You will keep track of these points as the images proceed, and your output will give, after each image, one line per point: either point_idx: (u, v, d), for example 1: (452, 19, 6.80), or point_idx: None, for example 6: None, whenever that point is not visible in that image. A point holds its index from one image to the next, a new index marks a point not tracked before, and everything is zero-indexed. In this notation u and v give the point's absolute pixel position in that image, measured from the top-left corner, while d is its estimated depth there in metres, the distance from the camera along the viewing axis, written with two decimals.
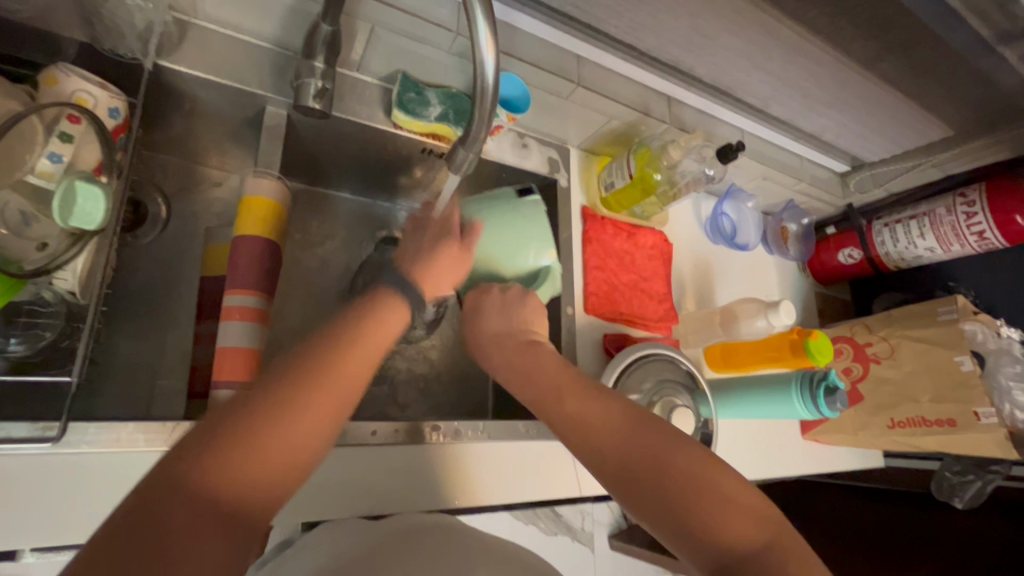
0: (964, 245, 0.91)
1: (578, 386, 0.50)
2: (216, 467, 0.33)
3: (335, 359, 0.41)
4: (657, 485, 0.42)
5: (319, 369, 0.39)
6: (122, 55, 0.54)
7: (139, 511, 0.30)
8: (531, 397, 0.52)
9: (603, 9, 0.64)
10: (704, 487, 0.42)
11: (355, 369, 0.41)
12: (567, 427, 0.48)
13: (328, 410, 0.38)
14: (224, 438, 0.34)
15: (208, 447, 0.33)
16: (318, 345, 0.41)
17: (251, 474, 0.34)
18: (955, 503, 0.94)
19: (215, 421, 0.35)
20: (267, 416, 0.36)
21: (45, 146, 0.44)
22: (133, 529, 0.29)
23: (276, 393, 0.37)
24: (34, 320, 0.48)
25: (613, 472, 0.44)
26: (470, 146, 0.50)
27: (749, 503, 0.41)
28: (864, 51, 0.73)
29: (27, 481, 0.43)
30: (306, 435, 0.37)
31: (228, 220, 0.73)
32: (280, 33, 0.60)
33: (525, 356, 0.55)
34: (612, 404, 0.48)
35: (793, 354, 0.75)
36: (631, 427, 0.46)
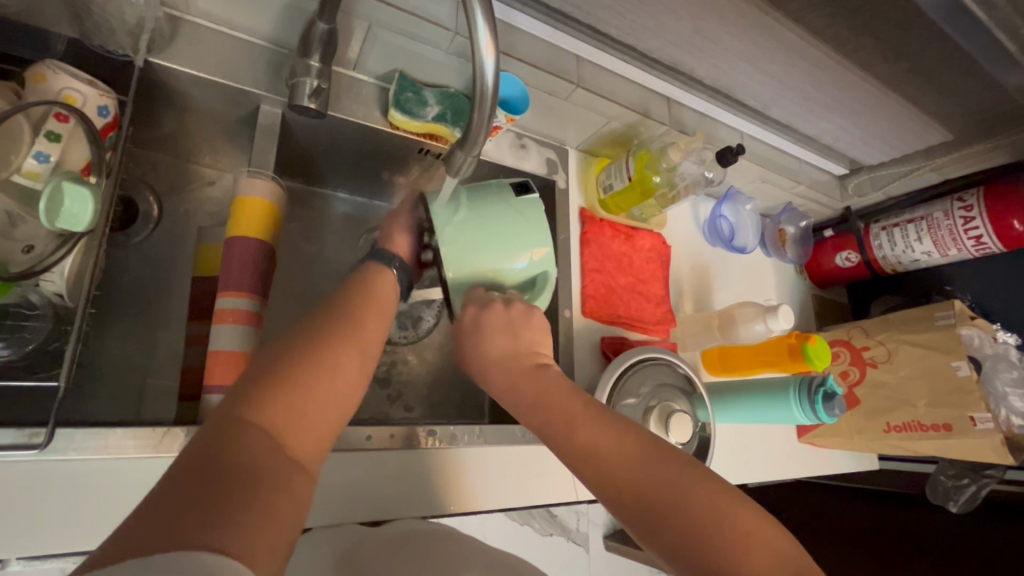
0: (961, 249, 0.92)
1: (590, 412, 0.50)
2: (270, 406, 0.35)
3: (354, 318, 0.45)
4: (674, 520, 0.42)
5: (344, 326, 0.43)
6: (112, 51, 0.53)
7: (204, 447, 0.31)
8: (540, 423, 0.52)
9: (604, 9, 0.64)
10: (722, 520, 0.41)
11: (372, 331, 0.45)
12: (579, 455, 0.48)
13: (356, 363, 0.42)
14: (271, 382, 0.36)
15: (257, 391, 0.35)
16: (339, 309, 0.45)
17: (299, 409, 0.36)
18: (949, 507, 0.93)
19: (257, 372, 0.37)
20: (306, 364, 0.39)
21: (32, 145, 0.43)
22: (203, 459, 0.30)
23: (310, 344, 0.40)
24: (19, 324, 0.47)
25: (631, 506, 0.44)
26: (469, 149, 0.49)
27: (768, 542, 0.41)
28: (866, 55, 0.73)
29: (11, 489, 0.42)
30: (340, 383, 0.40)
31: (221, 219, 0.72)
32: (275, 30, 0.59)
33: (535, 378, 0.54)
34: (625, 433, 0.48)
35: (792, 358, 0.75)
36: (644, 456, 0.46)
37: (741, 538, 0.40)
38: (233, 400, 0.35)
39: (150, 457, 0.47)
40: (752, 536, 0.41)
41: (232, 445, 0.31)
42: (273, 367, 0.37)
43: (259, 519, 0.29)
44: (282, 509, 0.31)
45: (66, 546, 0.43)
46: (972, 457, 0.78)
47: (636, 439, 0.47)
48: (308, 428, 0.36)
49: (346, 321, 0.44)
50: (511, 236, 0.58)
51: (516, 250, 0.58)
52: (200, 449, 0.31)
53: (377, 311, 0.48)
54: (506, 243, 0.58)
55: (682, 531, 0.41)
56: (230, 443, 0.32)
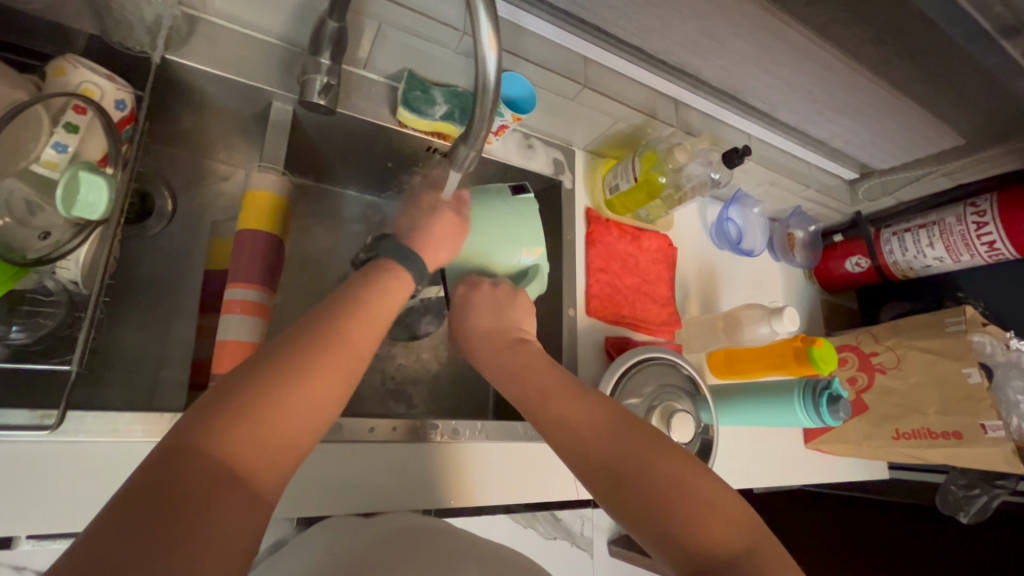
0: (973, 255, 0.90)
1: (563, 385, 0.50)
2: (225, 434, 0.33)
3: (339, 330, 0.41)
4: (639, 488, 0.42)
5: (323, 341, 0.40)
6: (131, 48, 0.55)
7: (153, 480, 0.30)
8: (518, 393, 0.52)
9: (611, 10, 0.64)
10: (686, 491, 0.42)
11: (359, 344, 0.42)
12: (553, 426, 0.48)
13: (334, 383, 0.39)
14: (236, 399, 0.35)
15: (213, 415, 0.33)
16: (322, 321, 0.41)
17: (265, 426, 0.34)
18: (959, 517, 0.89)
19: (228, 385, 0.36)
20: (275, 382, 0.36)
21: (51, 136, 0.44)
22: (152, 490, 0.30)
23: (279, 366, 0.37)
24: (36, 309, 0.48)
25: (599, 474, 0.44)
26: (472, 143, 0.49)
27: (732, 512, 0.41)
28: (875, 57, 0.72)
29: (22, 470, 0.44)
30: (309, 408, 0.37)
31: (234, 213, 0.74)
32: (287, 30, 0.61)
33: (514, 353, 0.55)
34: (597, 406, 0.48)
35: (798, 362, 0.73)
36: (613, 429, 0.46)
37: (703, 505, 0.41)
38: (195, 417, 0.33)
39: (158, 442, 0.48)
40: (714, 504, 0.41)
41: (179, 480, 0.30)
42: (234, 392, 0.35)
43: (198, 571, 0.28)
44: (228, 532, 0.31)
45: (75, 526, 0.45)
46: (983, 466, 0.76)
47: (610, 414, 0.47)
48: (269, 456, 0.34)
49: (326, 334, 0.40)
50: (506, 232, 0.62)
51: (507, 244, 0.62)
52: (144, 486, 0.30)
53: (368, 318, 0.44)
54: (495, 235, 0.62)
55: (646, 499, 0.42)
56: (178, 477, 0.30)
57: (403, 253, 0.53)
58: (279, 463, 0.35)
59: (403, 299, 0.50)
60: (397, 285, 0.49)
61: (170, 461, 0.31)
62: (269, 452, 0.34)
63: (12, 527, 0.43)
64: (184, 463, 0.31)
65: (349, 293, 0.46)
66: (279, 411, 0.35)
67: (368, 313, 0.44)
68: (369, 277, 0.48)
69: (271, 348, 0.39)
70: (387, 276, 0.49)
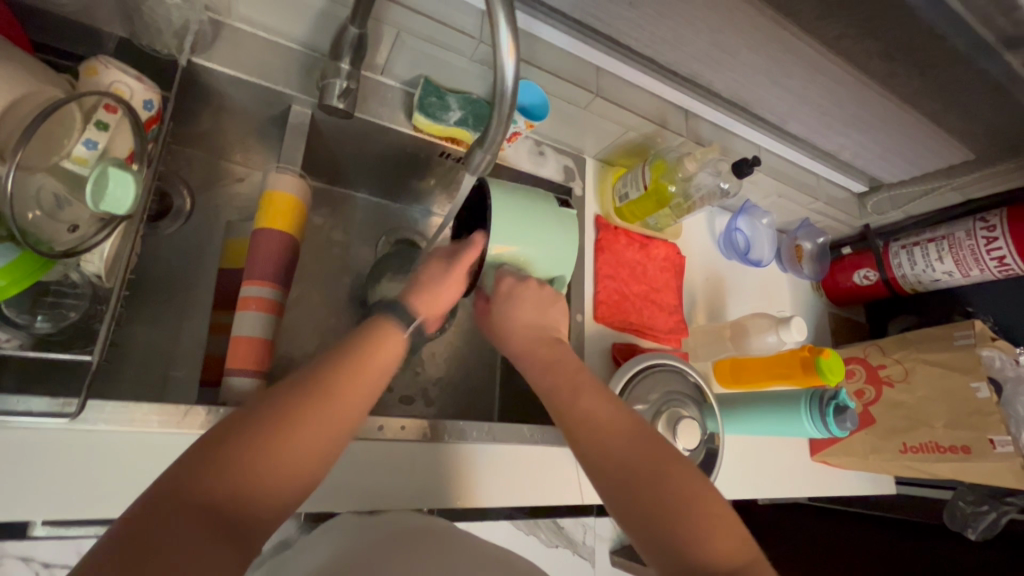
0: (983, 270, 0.90)
1: (594, 383, 0.53)
2: (212, 482, 0.33)
3: (338, 384, 0.42)
4: (651, 491, 0.44)
5: (322, 394, 0.40)
6: (158, 50, 0.57)
7: (136, 526, 0.30)
8: (547, 385, 0.55)
9: (623, 21, 0.66)
10: (698, 501, 0.44)
11: (356, 395, 0.43)
12: (576, 420, 0.51)
13: (329, 438, 0.40)
14: (228, 446, 0.35)
15: (201, 461, 0.34)
16: (324, 364, 0.43)
17: (252, 475, 0.35)
18: (967, 534, 0.88)
19: (223, 431, 0.36)
20: (266, 427, 0.37)
21: (82, 132, 0.45)
22: (131, 540, 0.30)
23: (275, 415, 0.38)
24: (60, 301, 0.50)
25: (613, 477, 0.46)
26: (488, 148, 0.50)
27: (736, 532, 0.43)
28: (886, 71, 0.73)
29: (37, 455, 0.44)
30: (300, 463, 0.37)
31: (249, 214, 0.75)
32: (308, 35, 0.62)
33: (546, 347, 0.58)
34: (620, 409, 0.51)
35: (804, 371, 0.74)
36: (634, 434, 0.48)
37: (708, 514, 0.43)
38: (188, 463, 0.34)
39: (172, 433, 0.49)
40: (721, 519, 0.43)
41: (169, 527, 0.31)
42: (233, 438, 0.36)
43: None
44: None
45: (91, 514, 0.45)
46: (993, 481, 0.76)
47: (631, 419, 0.50)
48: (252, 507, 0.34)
49: (327, 384, 0.41)
50: (559, 249, 0.65)
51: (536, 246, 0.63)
52: (129, 533, 0.30)
53: (367, 370, 0.45)
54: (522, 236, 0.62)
55: (656, 505, 0.44)
56: (160, 526, 0.31)
57: (394, 306, 0.52)
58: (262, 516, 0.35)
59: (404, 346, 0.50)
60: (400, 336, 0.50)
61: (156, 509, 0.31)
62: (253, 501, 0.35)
63: (27, 512, 0.44)
64: (174, 509, 0.31)
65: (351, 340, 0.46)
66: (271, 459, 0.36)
67: (371, 364, 0.45)
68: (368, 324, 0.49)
69: (269, 396, 0.39)
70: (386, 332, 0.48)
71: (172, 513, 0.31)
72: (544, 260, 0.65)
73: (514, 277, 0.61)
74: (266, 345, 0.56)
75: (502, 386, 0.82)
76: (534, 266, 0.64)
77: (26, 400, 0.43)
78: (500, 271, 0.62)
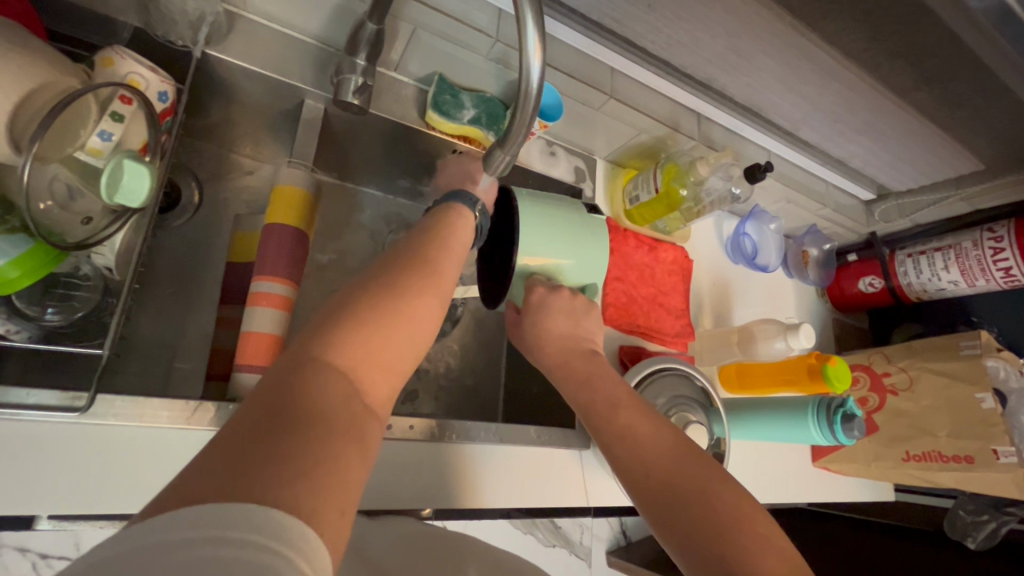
0: (989, 280, 0.90)
1: (633, 399, 0.55)
2: (335, 353, 0.35)
3: (426, 269, 0.44)
4: (696, 508, 0.45)
5: (416, 281, 0.43)
6: (173, 41, 0.56)
7: (277, 394, 0.32)
8: (583, 402, 0.56)
9: (642, 23, 0.66)
10: (744, 524, 0.44)
11: (444, 288, 0.45)
12: (617, 438, 0.52)
13: (429, 316, 0.42)
14: (344, 324, 0.37)
15: (320, 336, 0.36)
16: (412, 253, 0.45)
17: (376, 346, 0.37)
18: (967, 542, 0.90)
19: (336, 311, 0.38)
20: (379, 304, 0.39)
21: (97, 123, 0.44)
22: (274, 406, 0.31)
23: (383, 294, 0.40)
24: (70, 293, 0.50)
25: (659, 495, 0.48)
26: (508, 148, 0.49)
27: (786, 552, 0.43)
28: (901, 81, 0.73)
29: (43, 449, 0.44)
30: (402, 341, 0.39)
31: (257, 208, 0.75)
32: (324, 30, 0.62)
33: (588, 361, 0.59)
34: (663, 428, 0.52)
35: (810, 379, 0.72)
36: (677, 452, 0.50)
37: (761, 538, 0.43)
38: (309, 341, 0.36)
39: (182, 429, 0.48)
40: (770, 541, 0.43)
41: (304, 394, 0.32)
42: (349, 313, 0.38)
43: (328, 468, 0.29)
44: (349, 442, 0.32)
45: (99, 509, 0.45)
46: (995, 491, 0.76)
47: (673, 438, 0.51)
48: (378, 373, 0.37)
49: (413, 271, 0.43)
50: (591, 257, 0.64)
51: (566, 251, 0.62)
52: (275, 390, 0.32)
53: (447, 265, 0.47)
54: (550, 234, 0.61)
55: (705, 526, 0.44)
56: (299, 390, 0.32)
57: (457, 192, 0.55)
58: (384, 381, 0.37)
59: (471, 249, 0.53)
60: (468, 235, 0.52)
61: (293, 375, 0.33)
62: (379, 368, 0.37)
63: (34, 507, 0.43)
64: (306, 380, 0.33)
65: (425, 236, 0.48)
66: (389, 328, 0.38)
67: (448, 260, 0.47)
68: (440, 226, 0.50)
69: (368, 280, 0.42)
70: (457, 216, 0.52)
71: (307, 377, 0.33)
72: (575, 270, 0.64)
73: (545, 287, 0.62)
74: (278, 343, 0.55)
75: (507, 386, 0.82)
76: (565, 275, 0.64)
77: (36, 393, 0.43)
78: (532, 281, 0.62)
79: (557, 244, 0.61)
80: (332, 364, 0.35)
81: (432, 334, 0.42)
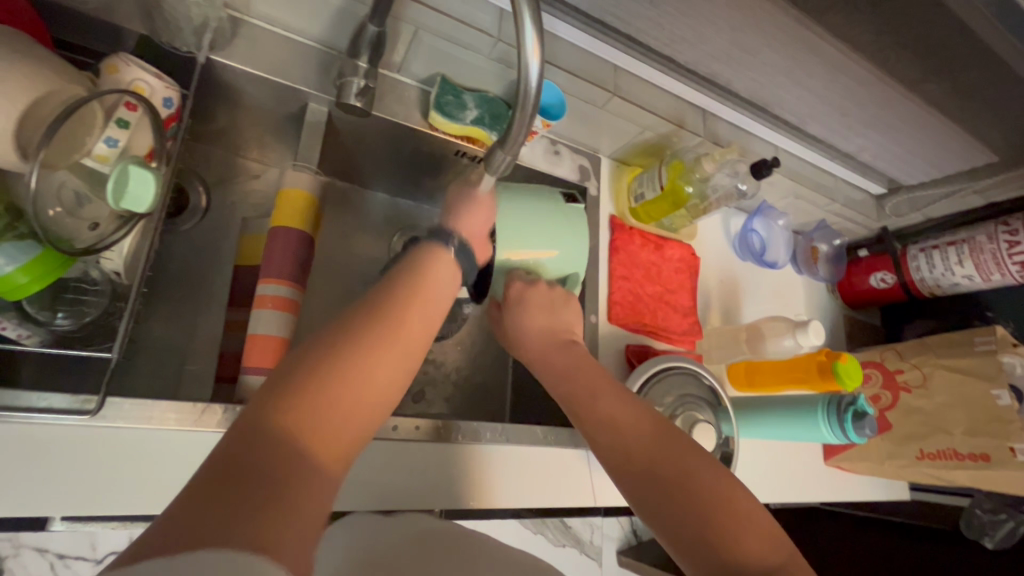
0: (1004, 274, 0.88)
1: (612, 385, 0.54)
2: (295, 412, 0.34)
3: (399, 310, 0.42)
4: (681, 493, 0.45)
5: (387, 326, 0.41)
6: (177, 47, 0.57)
7: (230, 459, 0.31)
8: (564, 390, 0.56)
9: (644, 20, 0.65)
10: (727, 505, 0.45)
11: (418, 328, 0.43)
12: (600, 426, 0.51)
13: (399, 363, 0.40)
14: (304, 379, 0.36)
15: (281, 391, 0.35)
16: (385, 293, 0.43)
17: (339, 402, 0.36)
18: (983, 542, 0.88)
19: (300, 362, 0.37)
20: (343, 356, 0.38)
21: (103, 130, 0.45)
22: (227, 471, 0.30)
23: (350, 343, 0.38)
24: (81, 298, 0.51)
25: (643, 481, 0.47)
26: (509, 148, 0.48)
27: (765, 531, 0.44)
28: (910, 72, 0.72)
29: (56, 452, 0.45)
30: (369, 392, 0.38)
31: (263, 212, 0.75)
32: (326, 33, 0.62)
33: (565, 353, 0.58)
34: (643, 412, 0.51)
35: (821, 377, 0.71)
36: (658, 435, 0.49)
37: (743, 518, 0.44)
38: (270, 394, 0.35)
39: (190, 430, 0.49)
40: (751, 519, 0.44)
41: (258, 458, 0.31)
42: (314, 365, 0.37)
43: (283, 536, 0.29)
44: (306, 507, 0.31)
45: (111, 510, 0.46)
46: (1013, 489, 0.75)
47: (651, 418, 0.51)
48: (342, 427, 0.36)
49: (388, 313, 0.42)
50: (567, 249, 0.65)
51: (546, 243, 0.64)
52: (231, 453, 0.31)
53: (424, 302, 0.45)
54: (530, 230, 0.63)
55: (686, 511, 0.44)
56: (254, 453, 0.31)
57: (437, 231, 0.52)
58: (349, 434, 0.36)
59: (453, 281, 0.50)
60: (451, 270, 0.50)
61: (249, 436, 0.32)
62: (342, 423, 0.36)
63: (46, 508, 0.44)
64: (262, 442, 0.32)
65: (401, 274, 0.46)
66: (354, 381, 0.37)
67: (427, 299, 0.45)
68: (420, 262, 0.48)
69: (337, 325, 0.40)
70: (437, 256, 0.49)
71: (262, 438, 0.32)
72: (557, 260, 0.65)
73: (523, 281, 0.62)
74: (283, 344, 0.56)
75: (514, 386, 0.81)
76: (545, 266, 0.65)
77: (46, 397, 0.43)
78: (511, 275, 0.63)
79: (541, 236, 0.64)
80: (290, 423, 0.34)
81: (401, 391, 0.41)
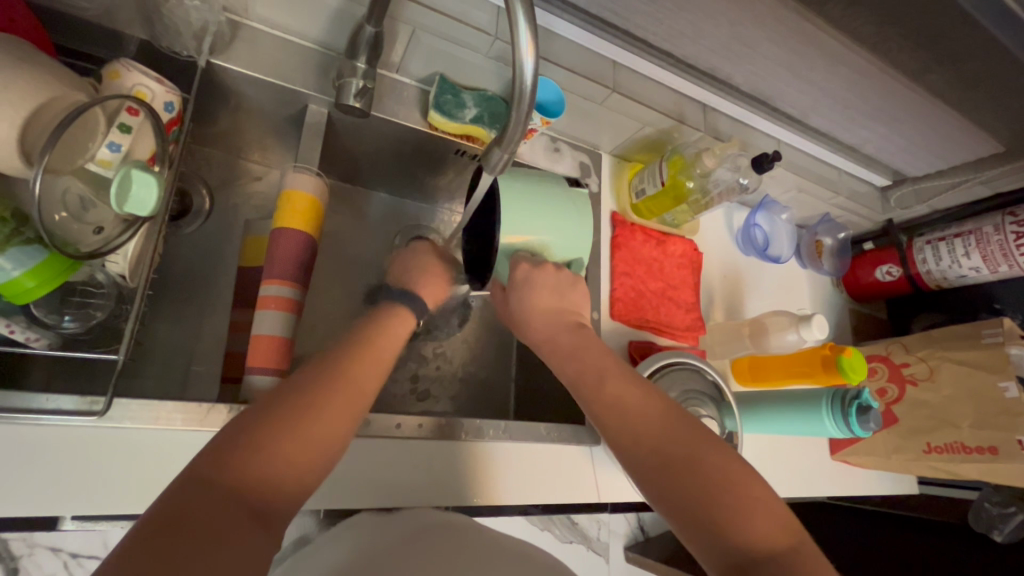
0: (1012, 265, 0.87)
1: (621, 369, 0.55)
2: (236, 464, 0.35)
3: (345, 368, 0.45)
4: (687, 478, 0.46)
5: (334, 385, 0.43)
6: (178, 52, 0.57)
7: (170, 512, 0.32)
8: (573, 373, 0.56)
9: (641, 15, 0.65)
10: (735, 488, 0.45)
11: (364, 386, 0.45)
12: (608, 409, 0.52)
13: (342, 420, 0.42)
14: (247, 435, 0.37)
15: (225, 447, 0.36)
16: (335, 354, 0.46)
17: (281, 455, 0.37)
18: (993, 536, 0.87)
19: (246, 418, 0.39)
20: (289, 411, 0.40)
21: (107, 136, 0.45)
22: (166, 523, 0.31)
23: (295, 400, 0.41)
24: (87, 301, 0.51)
25: (650, 465, 0.48)
26: (506, 147, 0.49)
27: (775, 514, 0.44)
28: (913, 63, 0.71)
29: (66, 453, 0.45)
30: (311, 447, 0.39)
31: (267, 213, 0.76)
32: (325, 35, 0.63)
33: (573, 335, 0.59)
34: (652, 396, 0.52)
35: (825, 370, 0.72)
36: (667, 419, 0.50)
37: (752, 503, 0.44)
38: (215, 448, 0.36)
39: (196, 431, 0.49)
40: (760, 502, 0.45)
41: (194, 511, 0.32)
42: (261, 421, 0.38)
43: None
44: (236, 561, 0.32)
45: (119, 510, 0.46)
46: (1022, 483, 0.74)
47: (662, 403, 0.51)
48: (282, 480, 0.37)
49: (335, 372, 0.44)
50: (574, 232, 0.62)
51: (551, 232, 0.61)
52: (172, 505, 0.32)
53: (371, 360, 0.47)
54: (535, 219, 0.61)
55: (690, 497, 0.45)
56: (192, 507, 0.32)
57: (412, 297, 0.59)
58: (288, 488, 0.37)
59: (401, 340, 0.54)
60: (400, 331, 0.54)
61: (188, 488, 0.33)
62: (283, 476, 0.37)
63: (57, 508, 0.44)
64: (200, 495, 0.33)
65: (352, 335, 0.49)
66: (299, 436, 0.39)
67: (373, 356, 0.48)
68: (371, 327, 0.51)
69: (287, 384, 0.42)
70: (395, 318, 0.54)
71: (201, 489, 0.33)
72: (561, 243, 0.62)
73: (529, 264, 0.60)
74: (286, 344, 0.56)
75: (518, 383, 0.82)
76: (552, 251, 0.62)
77: (55, 398, 0.45)
78: (516, 259, 0.60)
79: (547, 220, 0.60)
80: (231, 475, 0.35)
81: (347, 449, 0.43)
